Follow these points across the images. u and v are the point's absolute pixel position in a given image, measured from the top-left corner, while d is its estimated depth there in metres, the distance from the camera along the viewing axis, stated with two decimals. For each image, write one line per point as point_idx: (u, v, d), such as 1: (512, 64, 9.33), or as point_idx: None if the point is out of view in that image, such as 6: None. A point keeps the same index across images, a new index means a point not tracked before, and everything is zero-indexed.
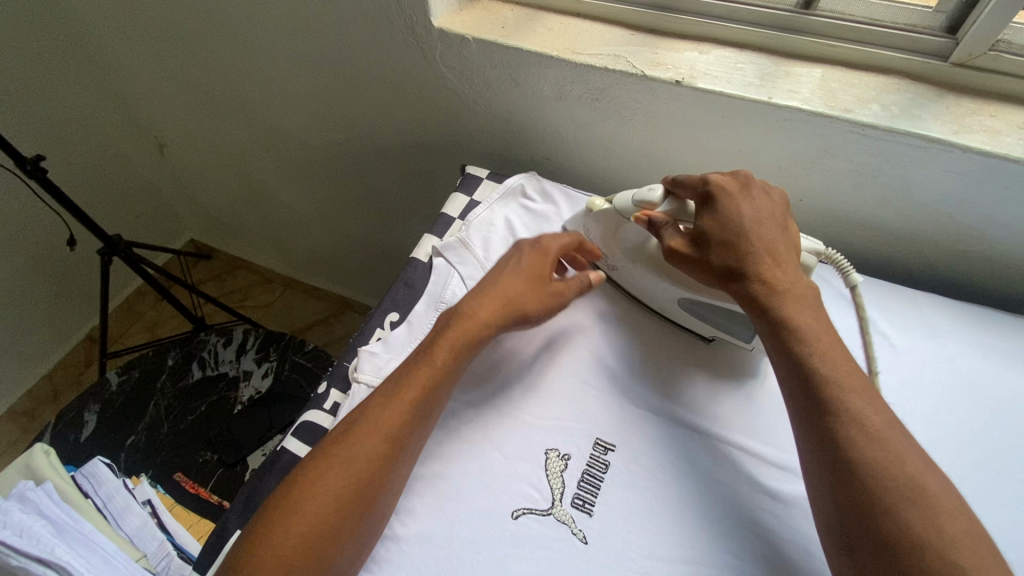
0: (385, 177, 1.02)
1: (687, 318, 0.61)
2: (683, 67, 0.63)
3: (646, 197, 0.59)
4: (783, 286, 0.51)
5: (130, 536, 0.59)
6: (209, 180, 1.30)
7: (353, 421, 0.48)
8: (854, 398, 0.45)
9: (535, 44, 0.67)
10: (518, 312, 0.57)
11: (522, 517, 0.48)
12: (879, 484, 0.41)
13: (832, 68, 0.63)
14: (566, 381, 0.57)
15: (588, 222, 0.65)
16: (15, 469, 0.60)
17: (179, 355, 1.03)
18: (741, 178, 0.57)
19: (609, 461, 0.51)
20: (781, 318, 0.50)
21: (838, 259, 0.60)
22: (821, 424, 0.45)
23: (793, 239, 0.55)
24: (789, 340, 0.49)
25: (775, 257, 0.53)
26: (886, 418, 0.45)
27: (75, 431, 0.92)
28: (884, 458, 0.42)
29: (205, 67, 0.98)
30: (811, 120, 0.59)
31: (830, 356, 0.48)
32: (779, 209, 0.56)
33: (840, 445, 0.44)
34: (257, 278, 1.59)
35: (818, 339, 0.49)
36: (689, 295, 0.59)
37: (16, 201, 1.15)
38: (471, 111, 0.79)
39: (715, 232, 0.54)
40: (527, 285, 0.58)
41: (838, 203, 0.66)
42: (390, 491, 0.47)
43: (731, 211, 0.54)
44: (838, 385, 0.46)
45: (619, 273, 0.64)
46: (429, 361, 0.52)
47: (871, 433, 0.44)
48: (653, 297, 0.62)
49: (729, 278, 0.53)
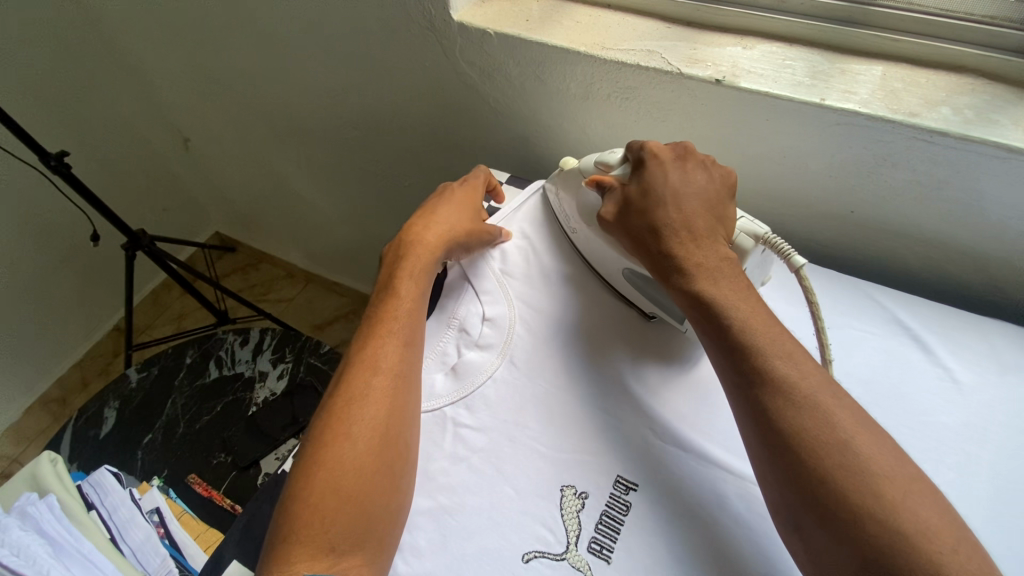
0: (406, 175, 0.98)
1: (632, 290, 0.58)
2: (725, 64, 0.57)
3: (607, 159, 0.57)
4: (698, 260, 0.48)
5: (134, 550, 0.62)
6: (232, 174, 1.29)
7: (328, 418, 0.47)
8: (780, 365, 0.41)
9: (562, 39, 0.62)
10: (456, 238, 0.60)
11: (533, 561, 0.45)
12: (816, 455, 0.38)
13: (895, 65, 0.56)
14: (585, 409, 0.52)
15: (559, 186, 0.64)
16: (21, 479, 0.60)
17: (196, 354, 1.02)
18: (679, 148, 0.54)
19: (631, 502, 0.47)
20: (693, 291, 0.47)
21: (777, 242, 0.49)
22: (744, 399, 0.42)
23: (728, 213, 0.51)
24: (711, 313, 0.45)
25: (695, 229, 0.49)
26: (819, 383, 0.41)
27: (94, 428, 0.93)
28: (813, 426, 0.39)
29: (225, 60, 0.96)
30: (871, 124, 0.53)
31: (754, 326, 0.44)
32: (716, 179, 0.52)
33: (768, 417, 0.40)
34: (280, 271, 1.59)
35: (742, 309, 0.45)
36: (632, 266, 0.56)
37: (43, 194, 1.16)
38: (491, 108, 0.75)
39: (638, 201, 0.52)
40: (457, 214, 0.62)
41: (896, 216, 0.60)
42: (399, 457, 0.47)
43: (653, 180, 0.52)
44: (761, 351, 0.42)
45: (577, 236, 0.62)
46: (387, 332, 0.52)
47: (796, 399, 0.40)
48: (604, 264, 0.60)
49: (648, 250, 0.50)
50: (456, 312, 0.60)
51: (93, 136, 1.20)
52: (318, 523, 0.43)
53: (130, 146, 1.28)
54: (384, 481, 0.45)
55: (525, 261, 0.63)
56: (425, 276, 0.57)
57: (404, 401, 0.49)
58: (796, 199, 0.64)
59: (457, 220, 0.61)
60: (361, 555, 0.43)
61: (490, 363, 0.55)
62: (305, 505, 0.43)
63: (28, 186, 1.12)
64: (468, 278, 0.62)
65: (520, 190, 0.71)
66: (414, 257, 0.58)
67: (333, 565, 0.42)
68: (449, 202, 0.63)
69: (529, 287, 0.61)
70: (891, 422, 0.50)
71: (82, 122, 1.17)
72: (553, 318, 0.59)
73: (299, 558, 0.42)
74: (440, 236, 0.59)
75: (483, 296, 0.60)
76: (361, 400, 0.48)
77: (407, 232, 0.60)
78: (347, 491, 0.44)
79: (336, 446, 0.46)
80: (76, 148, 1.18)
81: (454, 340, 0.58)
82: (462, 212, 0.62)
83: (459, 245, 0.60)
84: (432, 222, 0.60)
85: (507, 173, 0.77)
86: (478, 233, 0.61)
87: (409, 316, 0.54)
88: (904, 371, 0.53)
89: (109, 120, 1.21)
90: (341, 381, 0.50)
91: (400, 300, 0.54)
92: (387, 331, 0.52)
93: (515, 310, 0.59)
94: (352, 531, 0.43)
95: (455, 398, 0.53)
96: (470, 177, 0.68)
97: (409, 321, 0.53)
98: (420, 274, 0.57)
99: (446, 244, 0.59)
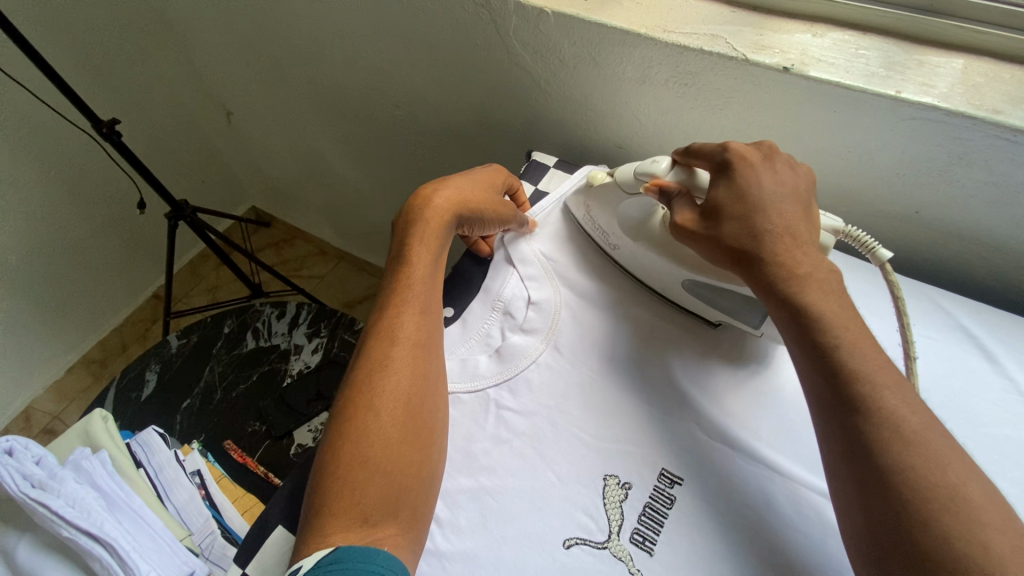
0: (446, 156, 0.98)
1: (697, 304, 0.55)
2: (794, 51, 0.55)
3: (650, 168, 0.53)
4: (803, 270, 0.44)
5: (178, 510, 0.64)
6: (271, 148, 1.30)
7: (351, 393, 0.47)
8: (889, 397, 0.39)
9: (622, 20, 0.59)
10: (472, 209, 0.57)
11: (574, 548, 0.44)
12: (918, 496, 0.35)
13: (976, 58, 0.53)
14: (630, 400, 0.51)
15: (590, 201, 0.61)
16: (73, 434, 0.63)
17: (234, 324, 1.04)
18: (764, 148, 0.50)
19: (675, 496, 0.46)
20: (796, 306, 0.43)
21: (858, 235, 0.51)
22: (840, 424, 0.40)
23: (816, 223, 0.48)
24: (810, 329, 0.43)
25: (797, 236, 0.46)
26: (928, 420, 0.38)
27: (137, 390, 0.96)
28: (925, 465, 0.36)
29: (272, 34, 0.96)
30: (950, 120, 0.50)
31: (861, 351, 0.41)
32: (803, 179, 0.49)
33: (871, 448, 0.38)
34: (313, 248, 1.61)
35: (846, 331, 0.42)
36: (697, 276, 0.53)
37: (92, 159, 1.18)
38: (541, 90, 0.73)
39: (730, 206, 0.47)
40: (474, 188, 0.58)
41: (966, 218, 0.57)
42: (425, 427, 0.47)
43: (747, 183, 0.47)
44: (869, 381, 0.40)
45: (620, 252, 0.59)
46: (404, 305, 0.51)
47: (906, 435, 0.37)
48: (661, 283, 0.57)
49: (745, 260, 0.46)
50: (501, 294, 0.60)
51: (140, 105, 1.22)
52: (349, 496, 0.43)
53: (174, 116, 1.30)
54: (413, 450, 0.45)
55: (567, 249, 0.63)
56: (437, 242, 0.55)
57: (425, 370, 0.49)
58: (856, 195, 0.61)
59: (472, 191, 0.58)
60: (395, 525, 0.43)
61: (534, 348, 0.55)
62: (336, 479, 0.43)
63: (79, 152, 1.15)
64: (513, 265, 0.61)
65: (567, 175, 0.70)
66: (424, 224, 0.55)
67: (368, 535, 0.42)
68: (460, 173, 0.61)
69: (575, 273, 0.61)
70: (951, 433, 0.48)
71: (129, 91, 1.19)
72: (600, 307, 0.58)
73: (334, 530, 0.41)
74: (450, 200, 0.56)
75: (528, 280, 0.60)
76: (382, 372, 0.47)
77: (412, 201, 0.57)
78: (375, 463, 0.44)
79: (360, 421, 0.45)
80: (125, 116, 1.20)
81: (498, 323, 0.58)
82: (471, 177, 0.59)
83: (473, 210, 0.57)
84: (439, 187, 0.57)
85: (554, 158, 0.75)
86: (490, 202, 0.58)
87: (424, 285, 0.53)
88: (967, 381, 0.51)
89: (154, 90, 1.23)
90: (361, 357, 0.49)
91: (413, 269, 0.53)
92: (404, 304, 0.51)
93: (562, 296, 0.59)
94: (384, 500, 0.43)
95: (499, 380, 0.53)
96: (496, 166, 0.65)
97: (426, 293, 0.53)
98: (432, 240, 0.54)
99: (459, 209, 0.56)
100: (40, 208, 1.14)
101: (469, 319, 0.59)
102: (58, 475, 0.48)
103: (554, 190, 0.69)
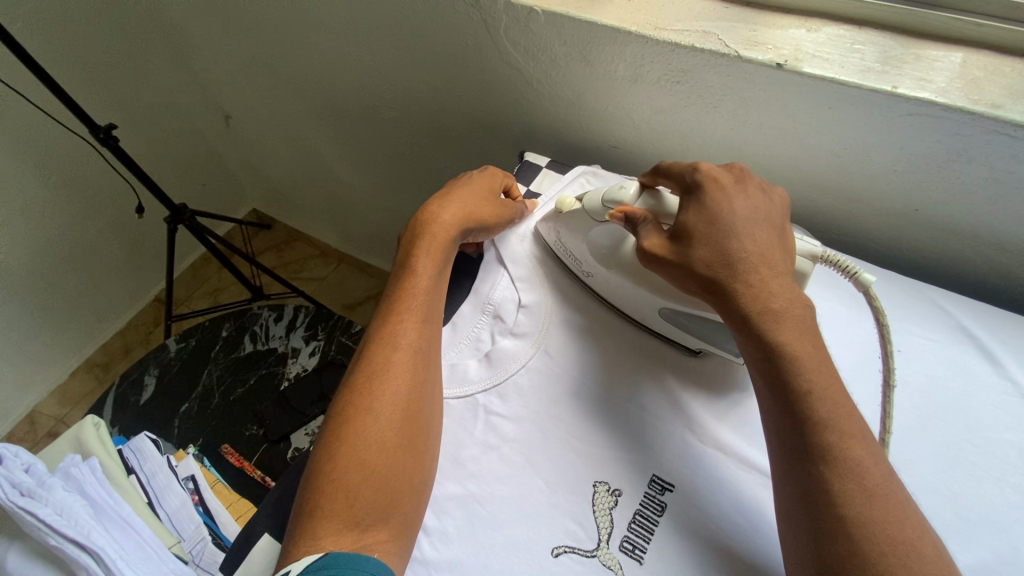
0: (441, 157, 0.97)
1: (672, 329, 0.53)
2: (787, 47, 0.53)
3: (618, 195, 0.53)
4: (779, 304, 0.43)
5: (170, 516, 0.64)
6: (270, 151, 1.30)
7: (350, 395, 0.47)
8: (854, 448, 0.38)
9: (613, 18, 0.58)
10: (478, 223, 0.57)
11: (563, 556, 0.44)
12: (875, 550, 0.35)
13: (975, 51, 0.51)
14: (618, 405, 0.50)
15: (559, 226, 0.59)
16: (64, 441, 0.63)
17: (232, 328, 1.03)
18: (735, 170, 0.49)
19: (666, 503, 0.45)
20: (767, 346, 0.42)
21: (837, 260, 0.50)
22: (804, 470, 0.38)
23: (789, 247, 0.47)
24: (780, 369, 0.41)
25: (770, 264, 0.45)
26: (887, 474, 0.38)
27: (135, 394, 0.96)
28: (883, 516, 0.36)
29: (266, 37, 0.96)
30: (948, 115, 0.49)
31: (830, 396, 0.40)
32: (777, 205, 0.48)
33: (832, 499, 0.37)
34: (314, 251, 1.61)
35: (817, 374, 0.40)
36: (672, 304, 0.52)
37: (90, 164, 1.19)
38: (533, 89, 0.73)
39: (700, 231, 0.46)
40: (479, 200, 0.58)
41: (966, 215, 0.56)
42: (425, 433, 0.46)
43: (719, 207, 0.46)
44: (836, 429, 0.39)
45: (593, 280, 0.57)
46: (407, 308, 0.51)
47: (869, 488, 0.37)
48: (632, 303, 0.55)
49: (714, 292, 0.45)
50: (490, 297, 0.59)
51: (139, 109, 1.23)
52: (343, 499, 0.43)
53: (172, 120, 1.30)
54: (410, 455, 0.45)
55: (558, 252, 0.62)
56: (443, 254, 0.54)
57: (424, 376, 0.48)
58: (854, 193, 0.60)
59: (479, 205, 0.57)
60: (386, 530, 0.42)
61: (525, 353, 0.54)
62: (329, 481, 0.43)
63: (77, 157, 1.16)
64: (504, 265, 0.60)
65: (559, 175, 0.69)
66: (431, 238, 0.54)
67: (358, 539, 0.41)
68: (460, 182, 0.60)
69: (565, 275, 0.60)
70: (949, 437, 0.47)
71: (127, 95, 1.19)
72: (590, 312, 0.57)
73: (325, 533, 0.41)
74: (457, 216, 0.56)
75: (519, 282, 0.59)
76: (382, 375, 0.47)
77: (420, 213, 0.56)
78: (372, 467, 0.44)
79: (359, 423, 0.45)
80: (124, 120, 1.21)
81: (488, 326, 0.57)
82: (479, 190, 0.59)
83: (479, 225, 0.57)
84: (445, 203, 0.57)
85: (547, 158, 0.74)
86: (494, 214, 0.58)
87: (427, 293, 0.52)
88: (967, 384, 0.50)
89: (153, 94, 1.23)
90: (362, 358, 0.49)
91: (418, 274, 0.53)
92: (407, 308, 0.51)
93: (552, 300, 0.58)
94: (376, 505, 0.43)
95: (487, 386, 0.53)
96: (492, 167, 0.64)
97: (429, 297, 0.52)
98: (437, 251, 0.54)
99: (467, 224, 0.56)
100: (39, 214, 1.15)
101: (458, 322, 0.58)
102: (46, 482, 0.48)
103: (546, 191, 0.68)
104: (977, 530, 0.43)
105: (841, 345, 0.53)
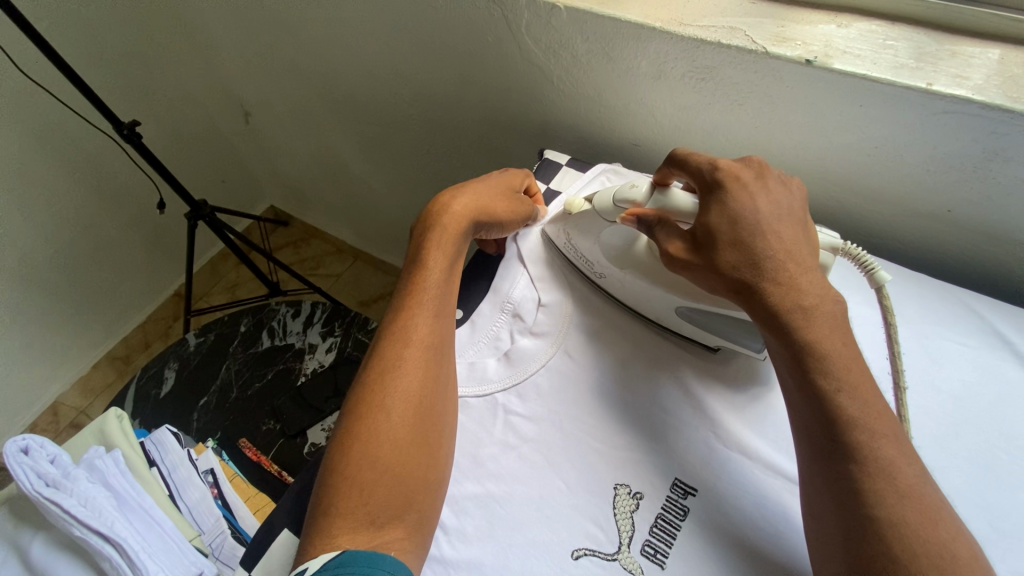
0: (459, 156, 0.98)
1: (690, 330, 0.52)
2: (817, 43, 0.52)
3: (629, 195, 0.51)
4: (809, 301, 0.41)
5: (190, 509, 0.65)
6: (288, 148, 1.31)
7: (364, 393, 0.47)
8: (886, 447, 0.37)
9: (636, 13, 0.58)
10: (489, 217, 0.56)
11: (583, 559, 0.43)
12: (905, 550, 0.34)
13: (1013, 48, 0.50)
14: (640, 407, 0.50)
15: (569, 229, 0.58)
16: (89, 432, 0.64)
17: (250, 323, 1.04)
18: (752, 165, 0.48)
19: (688, 507, 0.45)
20: (796, 343, 0.41)
21: (854, 250, 0.51)
22: (833, 470, 0.38)
23: (813, 240, 0.46)
24: (811, 368, 0.40)
25: (798, 261, 0.43)
26: (920, 473, 0.37)
27: (155, 388, 0.97)
28: (917, 518, 0.35)
29: (287, 35, 0.97)
30: (983, 113, 0.47)
31: (861, 394, 0.39)
32: (796, 196, 0.47)
33: (863, 498, 0.36)
34: (330, 248, 1.62)
35: (848, 373, 0.39)
36: (691, 302, 0.51)
37: (113, 160, 1.21)
38: (554, 86, 0.72)
39: (724, 229, 0.45)
40: (494, 194, 0.57)
41: (1002, 216, 0.54)
42: (438, 429, 0.46)
43: (744, 203, 0.45)
44: (867, 428, 0.38)
45: (606, 281, 0.57)
46: (419, 305, 0.50)
47: (902, 486, 0.36)
48: (649, 305, 0.54)
49: (743, 292, 0.43)
50: (510, 296, 0.58)
51: (162, 107, 1.24)
52: (357, 498, 0.42)
53: (193, 117, 1.32)
54: (423, 452, 0.45)
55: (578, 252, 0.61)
56: (455, 247, 0.54)
57: (437, 373, 0.48)
58: (883, 194, 0.59)
59: (493, 200, 0.57)
60: (401, 528, 0.42)
61: (544, 352, 0.54)
62: (345, 480, 0.43)
63: (101, 154, 1.18)
64: (523, 264, 0.60)
65: (580, 173, 0.68)
66: (442, 230, 0.54)
67: (374, 538, 0.41)
68: (477, 178, 0.60)
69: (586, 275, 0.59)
70: (983, 445, 0.46)
71: (150, 93, 1.21)
72: (611, 312, 0.57)
73: (340, 531, 0.41)
74: (469, 207, 0.55)
75: (538, 281, 0.59)
76: (395, 372, 0.47)
77: (433, 204, 0.56)
78: (385, 465, 0.44)
79: (372, 421, 0.45)
80: (146, 117, 1.23)
81: (507, 325, 0.57)
82: (492, 184, 0.58)
83: (492, 218, 0.56)
84: (458, 193, 0.56)
85: (566, 156, 0.74)
86: (509, 208, 0.58)
87: (439, 288, 0.52)
88: (1002, 391, 0.48)
89: (174, 92, 1.25)
90: (375, 354, 0.49)
91: (429, 270, 0.52)
92: (420, 305, 0.50)
93: (571, 300, 0.58)
94: (390, 503, 0.43)
95: (507, 385, 0.52)
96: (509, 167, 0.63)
97: (441, 292, 0.52)
98: (449, 243, 0.54)
99: (479, 216, 0.55)
100: (63, 210, 1.17)
101: (477, 320, 0.58)
102: (71, 473, 0.49)
103: (567, 189, 0.67)
104: (1013, 541, 0.42)
105: (869, 348, 0.52)
